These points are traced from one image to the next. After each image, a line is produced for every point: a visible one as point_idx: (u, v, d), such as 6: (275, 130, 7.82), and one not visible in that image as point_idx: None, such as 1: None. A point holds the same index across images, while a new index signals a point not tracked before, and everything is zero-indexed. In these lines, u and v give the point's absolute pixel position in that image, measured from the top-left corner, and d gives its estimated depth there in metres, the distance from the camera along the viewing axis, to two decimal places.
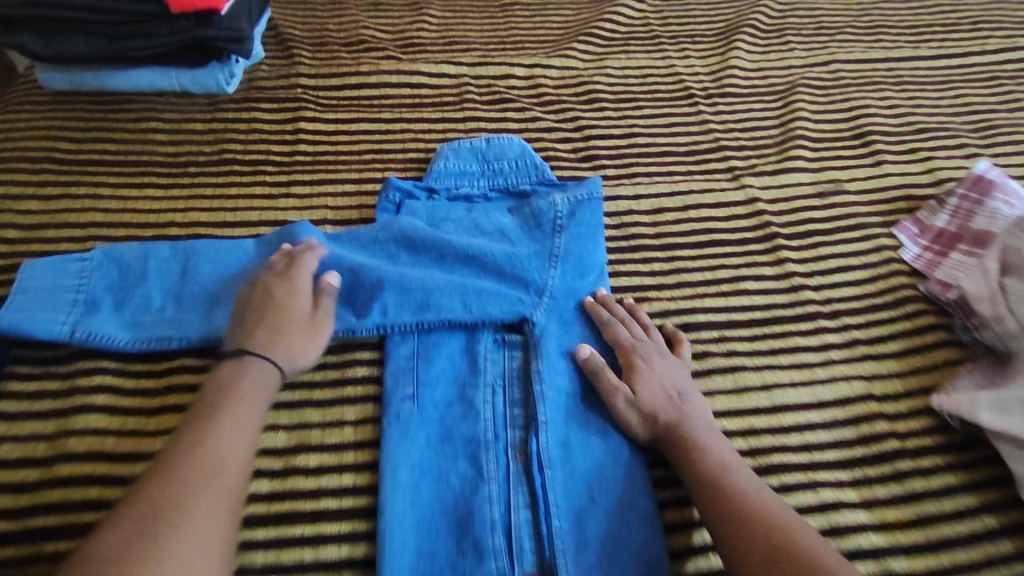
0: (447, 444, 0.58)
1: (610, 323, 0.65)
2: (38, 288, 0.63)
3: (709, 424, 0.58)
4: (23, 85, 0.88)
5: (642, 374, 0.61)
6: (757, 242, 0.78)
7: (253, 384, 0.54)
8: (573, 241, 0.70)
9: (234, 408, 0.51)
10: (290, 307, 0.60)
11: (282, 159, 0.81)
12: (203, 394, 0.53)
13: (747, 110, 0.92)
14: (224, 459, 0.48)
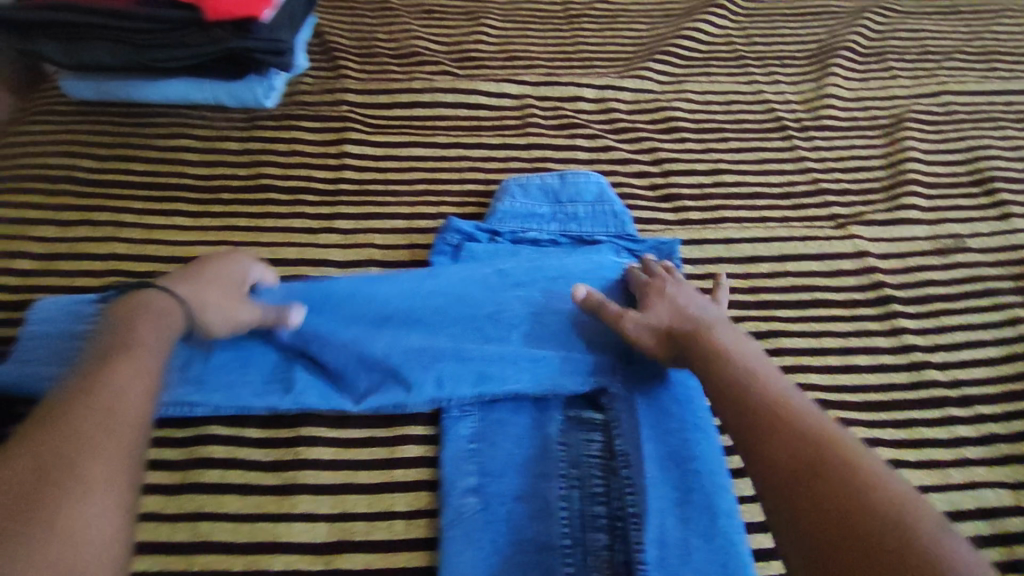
0: (520, 551, 0.46)
1: (647, 268, 0.60)
2: (48, 337, 0.55)
3: (734, 334, 0.51)
4: (50, 93, 0.81)
5: (657, 299, 0.56)
6: (867, 305, 0.66)
7: (156, 326, 0.44)
8: (623, 271, 0.63)
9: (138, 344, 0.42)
10: (228, 273, 0.52)
11: (325, 187, 0.72)
12: (102, 332, 0.43)
13: (847, 147, 0.81)
14: (124, 402, 0.38)
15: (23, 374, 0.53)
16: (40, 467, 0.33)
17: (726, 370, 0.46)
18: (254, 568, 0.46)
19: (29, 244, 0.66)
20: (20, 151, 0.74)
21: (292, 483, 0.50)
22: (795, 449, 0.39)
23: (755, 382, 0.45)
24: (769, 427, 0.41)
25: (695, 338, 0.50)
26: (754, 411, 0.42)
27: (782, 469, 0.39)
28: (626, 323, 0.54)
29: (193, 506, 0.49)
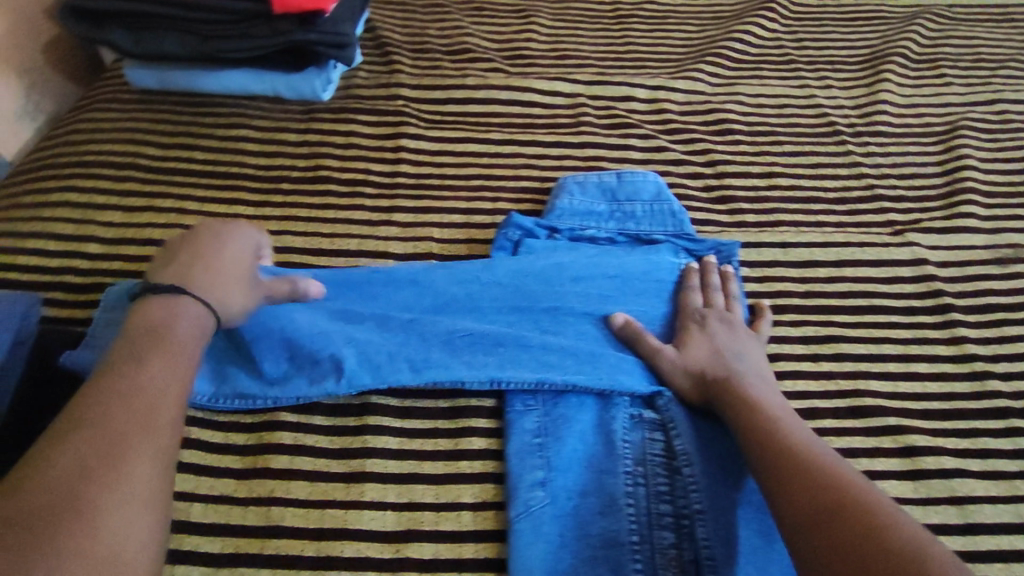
0: (587, 546, 0.47)
1: (689, 289, 0.61)
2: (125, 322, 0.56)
3: (766, 387, 0.54)
4: (112, 82, 0.83)
5: (695, 333, 0.57)
6: (925, 313, 0.66)
7: (190, 329, 0.46)
8: (676, 274, 0.63)
9: (171, 346, 0.44)
10: (234, 256, 0.51)
11: (383, 180, 0.73)
12: (136, 327, 0.45)
13: (902, 153, 0.80)
14: (158, 410, 0.40)
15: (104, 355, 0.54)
16: (86, 465, 0.36)
17: (755, 424, 0.50)
18: (325, 554, 0.47)
19: (96, 229, 0.67)
20: (86, 138, 0.75)
21: (359, 471, 0.51)
22: (812, 495, 0.44)
23: (779, 432, 0.49)
24: (788, 473, 0.46)
25: (727, 389, 0.53)
26: (777, 458, 0.47)
27: (797, 513, 0.44)
28: (662, 360, 0.55)
29: (263, 490, 0.50)
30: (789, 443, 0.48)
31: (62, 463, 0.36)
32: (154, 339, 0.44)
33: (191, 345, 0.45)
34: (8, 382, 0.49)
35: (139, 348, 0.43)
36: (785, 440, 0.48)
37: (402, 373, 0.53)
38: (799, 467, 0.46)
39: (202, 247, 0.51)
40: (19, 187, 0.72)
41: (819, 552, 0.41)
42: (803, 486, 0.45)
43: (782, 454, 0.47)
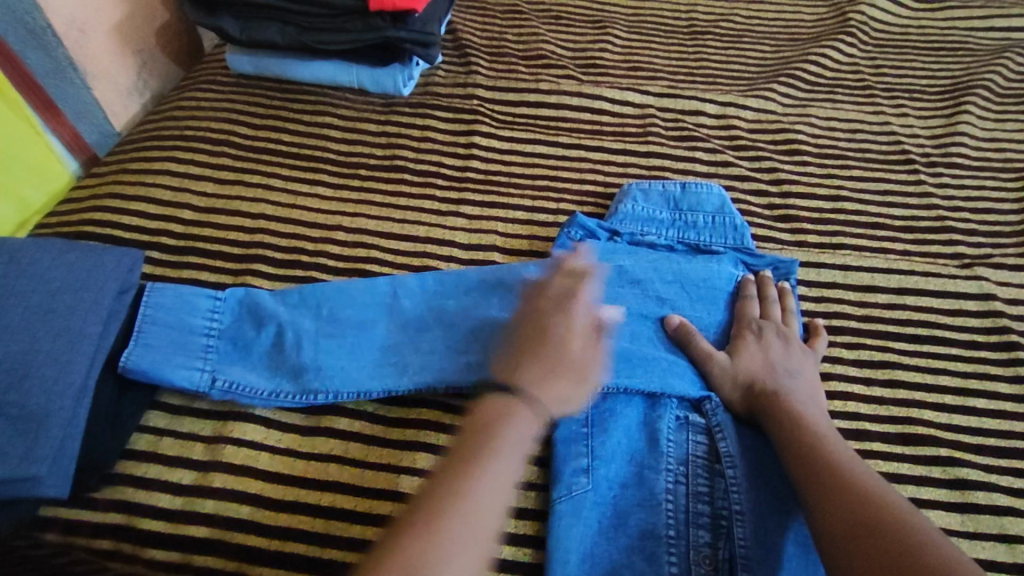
0: (623, 536, 0.50)
1: (747, 298, 0.62)
2: (166, 333, 0.56)
3: (816, 408, 0.54)
4: (213, 65, 0.90)
5: (750, 343, 0.58)
6: (989, 348, 0.64)
7: (517, 431, 0.41)
8: (734, 284, 0.64)
9: (501, 449, 0.40)
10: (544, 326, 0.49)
11: (453, 174, 0.77)
12: (464, 425, 0.42)
13: (978, 187, 0.78)
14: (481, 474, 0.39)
15: (153, 361, 0.55)
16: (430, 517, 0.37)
17: (799, 437, 0.50)
18: (376, 511, 0.52)
19: (191, 197, 0.73)
20: (187, 115, 0.82)
21: (409, 440, 0.56)
22: (853, 509, 0.44)
23: (824, 449, 0.49)
24: (830, 489, 0.46)
25: (776, 403, 0.53)
26: (819, 472, 0.47)
27: (838, 528, 0.43)
28: (714, 365, 0.57)
29: (325, 448, 0.55)
30: (832, 460, 0.48)
31: (370, 567, 0.34)
32: (480, 441, 0.41)
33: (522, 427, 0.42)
34: (113, 327, 0.55)
35: (466, 452, 0.40)
36: (829, 456, 0.48)
37: (459, 376, 0.56)
38: (842, 483, 0.46)
39: (534, 331, 0.48)
40: (127, 155, 0.78)
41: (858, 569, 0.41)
42: (845, 502, 0.45)
43: (825, 470, 0.47)
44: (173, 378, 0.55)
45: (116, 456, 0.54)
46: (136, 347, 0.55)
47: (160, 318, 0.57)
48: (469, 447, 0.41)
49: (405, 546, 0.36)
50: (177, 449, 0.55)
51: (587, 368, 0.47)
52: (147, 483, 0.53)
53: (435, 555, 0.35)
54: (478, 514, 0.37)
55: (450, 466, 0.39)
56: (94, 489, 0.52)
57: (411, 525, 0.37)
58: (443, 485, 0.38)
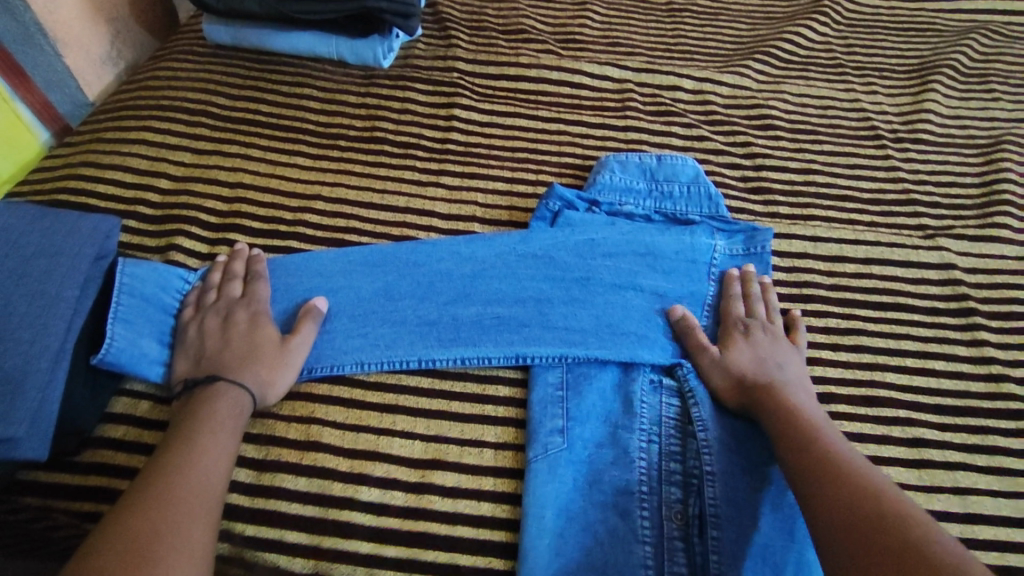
0: (597, 492, 0.52)
1: (732, 296, 0.62)
2: (139, 309, 0.56)
3: (812, 401, 0.54)
4: (189, 35, 0.88)
5: (738, 339, 0.58)
6: (949, 315, 0.67)
7: (228, 410, 0.50)
8: (718, 279, 0.65)
9: (205, 425, 0.49)
10: (233, 324, 0.56)
11: (433, 146, 0.77)
12: (183, 407, 0.51)
13: (943, 162, 0.80)
14: (200, 444, 0.48)
15: (127, 337, 0.54)
16: (157, 484, 0.45)
17: (788, 418, 0.51)
18: (357, 472, 0.53)
19: (168, 166, 0.73)
20: (163, 84, 0.81)
21: (390, 403, 0.56)
22: (847, 497, 0.44)
23: (817, 438, 0.49)
24: (816, 463, 0.47)
25: (768, 394, 0.54)
26: (806, 448, 0.49)
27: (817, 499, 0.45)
28: (706, 357, 0.57)
29: (305, 411, 0.55)
30: (821, 439, 0.49)
31: (106, 523, 0.42)
32: (198, 415, 0.50)
33: (225, 407, 0.51)
34: (90, 292, 0.54)
35: (188, 424, 0.49)
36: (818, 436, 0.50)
37: (433, 347, 0.58)
38: (829, 459, 0.47)
39: (245, 327, 0.55)
40: (101, 124, 0.77)
41: (852, 554, 0.41)
42: (840, 492, 0.45)
43: (819, 458, 0.48)
44: (151, 373, 0.55)
45: (96, 420, 0.54)
46: (116, 340, 0.54)
47: (138, 308, 0.56)
48: (186, 426, 0.49)
49: (133, 508, 0.43)
50: (156, 412, 0.55)
51: (284, 348, 0.55)
52: (126, 447, 0.53)
53: (152, 504, 0.43)
54: (200, 482, 0.46)
55: (168, 447, 0.48)
56: (75, 452, 0.52)
57: (144, 487, 0.45)
58: (173, 460, 0.46)
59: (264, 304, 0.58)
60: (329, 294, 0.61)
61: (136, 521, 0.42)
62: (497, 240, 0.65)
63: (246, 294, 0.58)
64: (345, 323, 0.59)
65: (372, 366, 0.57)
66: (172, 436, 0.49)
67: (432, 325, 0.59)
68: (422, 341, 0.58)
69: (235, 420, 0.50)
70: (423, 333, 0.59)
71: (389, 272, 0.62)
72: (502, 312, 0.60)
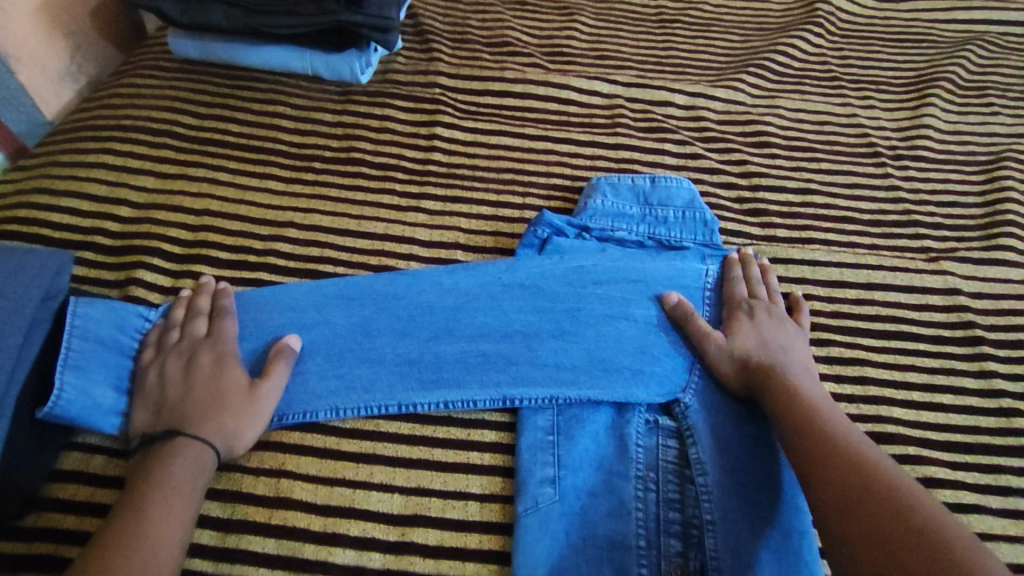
0: (591, 546, 0.48)
1: (732, 280, 0.61)
2: (92, 352, 0.52)
3: (812, 379, 0.53)
4: (154, 49, 0.84)
5: (741, 320, 0.57)
6: (955, 344, 0.64)
7: (185, 470, 0.46)
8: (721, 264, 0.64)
9: (161, 486, 0.45)
10: (197, 368, 0.51)
11: (414, 167, 0.73)
12: (138, 465, 0.47)
13: (943, 180, 0.78)
14: (155, 509, 0.43)
15: (76, 387, 0.50)
16: (104, 558, 0.40)
17: (793, 406, 0.50)
18: (331, 531, 0.48)
19: (130, 191, 0.68)
20: (125, 102, 0.76)
21: (367, 452, 0.52)
22: (846, 477, 0.43)
23: (817, 417, 0.48)
24: (816, 442, 0.47)
25: (771, 376, 0.52)
26: (807, 430, 0.48)
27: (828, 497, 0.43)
28: (710, 342, 0.55)
29: (275, 462, 0.51)
30: (821, 416, 0.48)
31: None
32: (153, 475, 0.45)
33: (184, 463, 0.46)
34: (36, 337, 0.50)
35: (142, 486, 0.45)
36: (824, 424, 0.48)
37: (414, 390, 0.54)
38: (837, 446, 0.46)
39: (210, 371, 0.51)
40: (58, 146, 0.72)
41: (850, 536, 0.41)
42: (839, 471, 0.44)
43: (820, 438, 0.47)
44: (106, 425, 0.50)
45: (42, 479, 0.49)
46: (65, 390, 0.49)
47: (91, 352, 0.52)
48: (139, 488, 0.45)
49: None
50: (109, 469, 0.50)
51: (252, 395, 0.51)
52: (76, 509, 0.48)
53: None
54: (153, 554, 0.41)
55: (118, 513, 0.43)
56: (17, 517, 0.48)
57: (89, 563, 0.40)
58: (122, 530, 0.42)
59: (231, 344, 0.54)
60: (301, 331, 0.57)
61: None
62: (482, 269, 0.61)
63: (211, 334, 0.54)
64: (319, 362, 0.55)
65: (347, 412, 0.53)
66: (124, 499, 0.44)
67: (412, 365, 0.55)
68: (401, 383, 0.54)
69: (195, 478, 0.46)
70: (403, 373, 0.55)
71: (366, 306, 0.58)
72: (488, 349, 0.56)
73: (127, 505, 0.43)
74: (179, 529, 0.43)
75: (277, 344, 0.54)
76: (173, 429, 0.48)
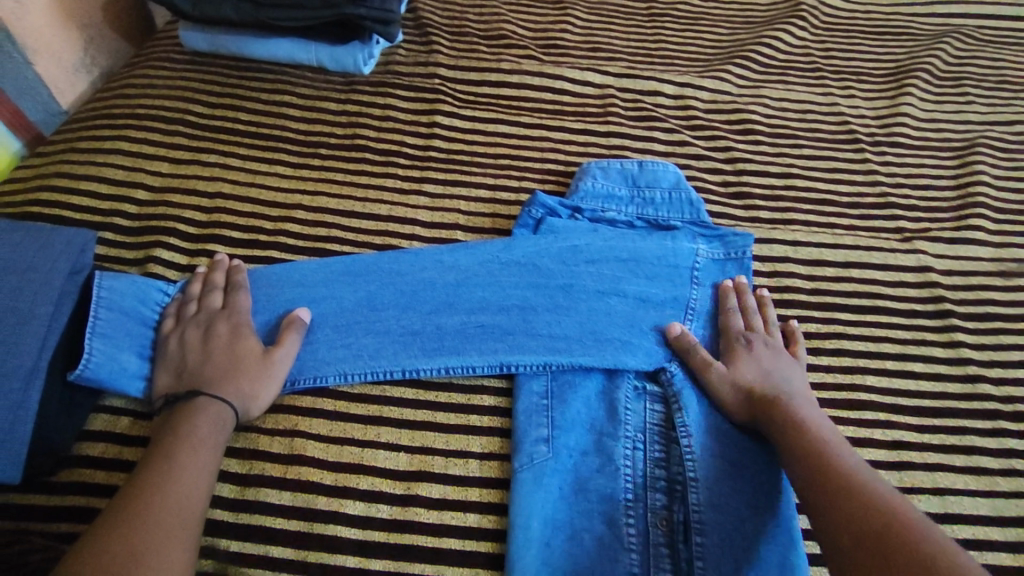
0: (583, 499, 0.52)
1: (729, 310, 0.62)
2: (117, 322, 0.55)
3: (817, 411, 0.54)
4: (165, 41, 0.87)
5: (741, 352, 0.58)
6: (926, 317, 0.68)
7: (210, 428, 0.50)
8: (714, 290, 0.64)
9: (187, 440, 0.48)
10: (215, 337, 0.55)
11: (415, 153, 0.77)
12: (164, 422, 0.50)
13: (918, 165, 0.82)
14: (181, 460, 0.47)
15: (104, 353, 0.53)
16: (137, 501, 0.44)
17: (787, 424, 0.52)
18: (341, 485, 0.52)
19: (145, 176, 0.72)
20: (139, 92, 0.80)
21: (374, 415, 0.56)
22: (854, 513, 0.44)
23: (823, 452, 0.49)
24: (824, 477, 0.47)
25: (774, 410, 0.53)
26: (815, 466, 0.48)
27: (820, 506, 0.46)
28: (713, 375, 0.56)
29: (288, 424, 0.55)
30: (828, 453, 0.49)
31: (84, 542, 0.42)
32: (179, 431, 0.49)
33: (207, 422, 0.50)
34: (64, 308, 0.53)
35: (169, 440, 0.48)
36: (827, 452, 0.49)
37: (416, 357, 0.58)
38: (845, 482, 0.46)
39: (227, 339, 0.55)
40: (75, 133, 0.76)
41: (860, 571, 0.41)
42: (846, 507, 0.45)
43: (826, 473, 0.47)
44: (131, 389, 0.54)
45: (72, 438, 0.53)
46: (94, 355, 0.53)
47: (116, 322, 0.55)
48: (167, 441, 0.48)
49: (111, 528, 0.42)
50: (134, 429, 0.54)
51: (266, 361, 0.54)
52: (105, 465, 0.52)
53: (132, 524, 0.43)
54: (181, 500, 0.45)
55: (148, 463, 0.47)
56: (50, 472, 0.51)
57: (124, 504, 0.44)
58: (153, 477, 0.46)
59: (245, 316, 0.57)
60: (310, 305, 0.60)
61: (115, 541, 0.41)
62: (481, 248, 0.64)
63: (225, 307, 0.58)
64: (328, 334, 0.59)
65: (354, 378, 0.57)
66: (153, 451, 0.48)
67: (415, 335, 0.59)
68: (404, 351, 0.58)
69: (217, 436, 0.50)
70: (407, 343, 0.59)
71: (371, 282, 0.62)
72: (486, 321, 0.60)
73: (156, 456, 0.47)
74: (205, 478, 0.47)
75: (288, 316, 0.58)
76: (194, 390, 0.51)
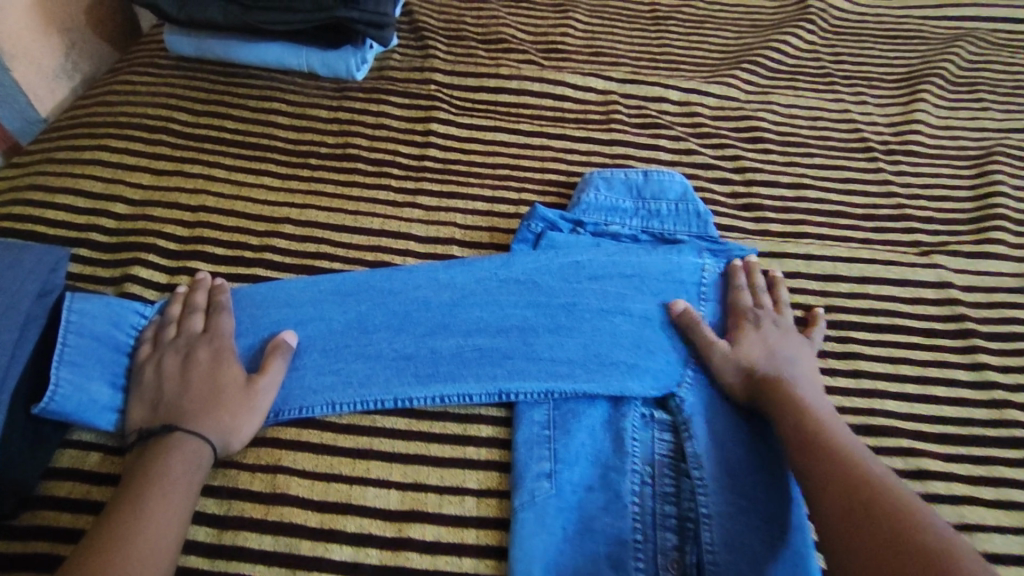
0: (588, 541, 0.48)
1: (738, 287, 0.61)
2: (88, 349, 0.52)
3: (820, 398, 0.53)
4: (149, 46, 0.84)
5: (747, 331, 0.57)
6: (947, 337, 0.65)
7: (183, 466, 0.46)
8: (725, 266, 0.63)
9: (157, 482, 0.45)
10: (194, 362, 0.51)
11: (409, 163, 0.73)
12: (135, 461, 0.47)
13: (934, 174, 0.78)
14: (150, 505, 0.43)
15: (72, 384, 0.50)
16: (99, 554, 0.40)
17: (791, 413, 0.50)
18: (327, 526, 0.49)
19: (125, 188, 0.68)
20: (119, 100, 0.76)
21: (363, 448, 0.52)
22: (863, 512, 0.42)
23: (829, 445, 0.47)
24: (831, 472, 0.45)
25: (776, 390, 0.52)
26: (822, 460, 0.46)
27: (827, 502, 0.44)
28: (715, 354, 0.55)
29: (271, 459, 0.51)
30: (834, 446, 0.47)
31: None
32: (149, 472, 0.45)
33: (180, 460, 0.46)
34: (31, 334, 0.50)
35: (138, 483, 0.45)
36: (833, 443, 0.47)
37: (410, 384, 0.54)
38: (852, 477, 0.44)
39: (206, 366, 0.51)
40: (52, 143, 0.72)
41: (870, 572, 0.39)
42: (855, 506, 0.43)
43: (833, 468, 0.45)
44: (102, 421, 0.51)
45: (37, 477, 0.49)
46: (62, 387, 0.50)
47: (87, 349, 0.52)
48: (135, 485, 0.45)
49: None
50: (105, 466, 0.51)
51: (247, 391, 0.51)
52: (72, 507, 0.48)
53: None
54: (149, 551, 0.42)
55: (115, 510, 0.43)
56: (11, 515, 0.48)
57: (85, 558, 0.40)
58: (118, 525, 0.42)
59: (227, 339, 0.54)
60: (297, 325, 0.57)
61: None
62: (478, 264, 0.61)
63: (207, 329, 0.54)
64: (315, 357, 0.55)
65: (343, 407, 0.53)
66: (120, 495, 0.44)
67: (408, 360, 0.55)
68: (397, 377, 0.55)
69: (191, 476, 0.46)
70: (399, 368, 0.55)
71: (361, 301, 0.58)
72: (484, 344, 0.56)
73: (124, 501, 0.43)
74: (175, 525, 0.44)
75: (273, 339, 0.55)
76: (169, 424, 0.48)
